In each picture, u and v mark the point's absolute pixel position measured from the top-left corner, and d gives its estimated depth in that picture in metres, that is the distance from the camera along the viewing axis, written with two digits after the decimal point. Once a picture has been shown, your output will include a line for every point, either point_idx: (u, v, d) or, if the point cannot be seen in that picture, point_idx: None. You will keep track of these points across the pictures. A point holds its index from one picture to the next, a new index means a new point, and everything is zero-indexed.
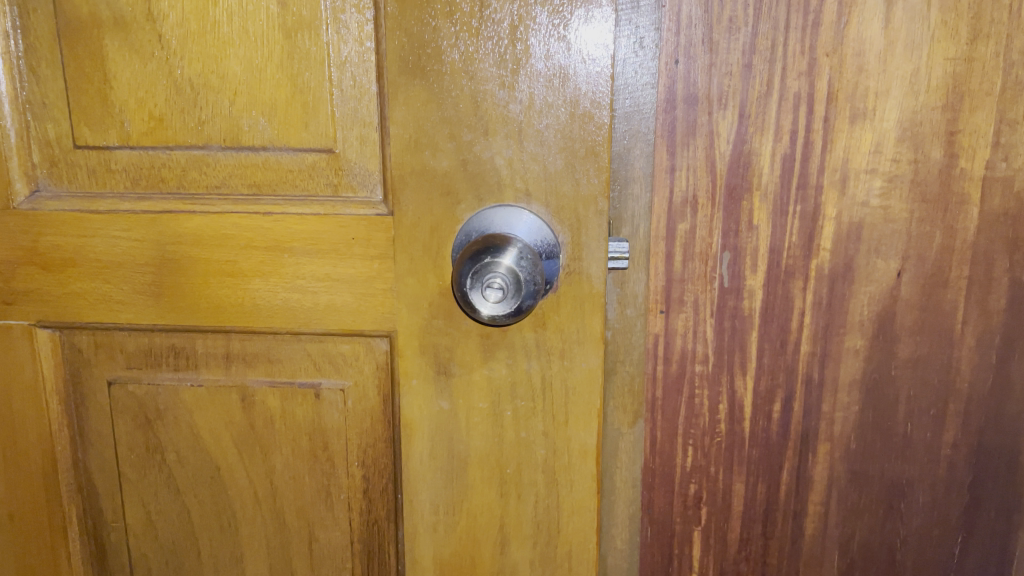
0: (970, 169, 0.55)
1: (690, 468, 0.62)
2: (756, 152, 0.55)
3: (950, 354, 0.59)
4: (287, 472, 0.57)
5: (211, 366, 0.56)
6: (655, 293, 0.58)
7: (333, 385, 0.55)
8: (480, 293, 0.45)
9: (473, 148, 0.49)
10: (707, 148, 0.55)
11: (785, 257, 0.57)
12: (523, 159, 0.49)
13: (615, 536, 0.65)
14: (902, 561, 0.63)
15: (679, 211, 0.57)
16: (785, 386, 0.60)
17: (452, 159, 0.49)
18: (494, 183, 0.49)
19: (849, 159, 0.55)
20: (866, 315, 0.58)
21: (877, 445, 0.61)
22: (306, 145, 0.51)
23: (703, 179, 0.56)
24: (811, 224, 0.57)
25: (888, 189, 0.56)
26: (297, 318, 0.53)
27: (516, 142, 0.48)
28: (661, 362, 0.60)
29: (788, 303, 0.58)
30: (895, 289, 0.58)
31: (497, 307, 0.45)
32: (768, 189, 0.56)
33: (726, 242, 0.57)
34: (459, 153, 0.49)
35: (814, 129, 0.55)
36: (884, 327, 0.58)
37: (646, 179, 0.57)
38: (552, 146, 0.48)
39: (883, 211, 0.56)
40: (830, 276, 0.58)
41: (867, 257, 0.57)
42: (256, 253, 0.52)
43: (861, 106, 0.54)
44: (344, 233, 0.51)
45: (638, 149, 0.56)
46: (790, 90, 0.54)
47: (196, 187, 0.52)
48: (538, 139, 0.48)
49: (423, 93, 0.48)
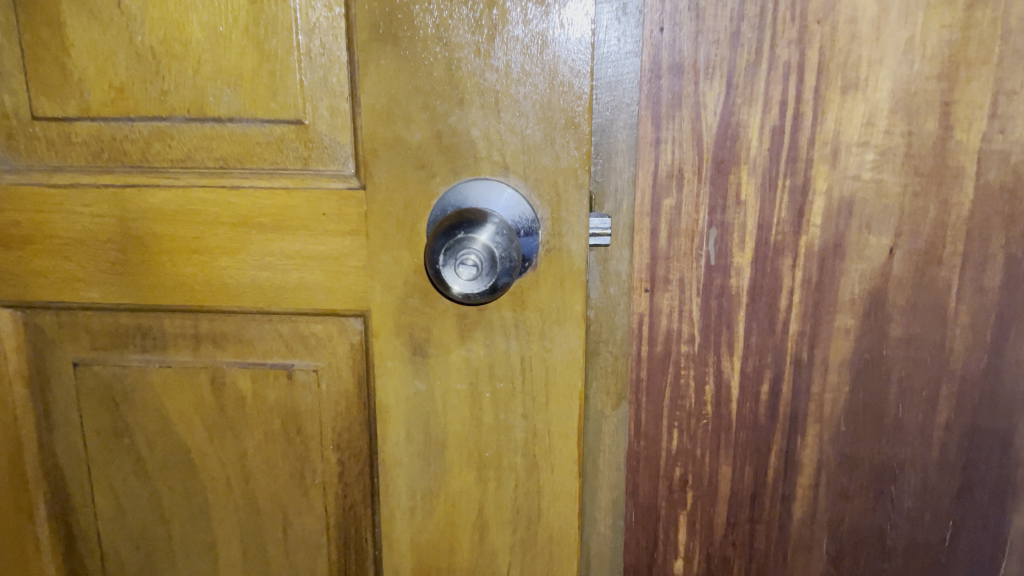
0: (966, 141, 0.53)
1: (676, 451, 0.60)
2: (744, 123, 0.53)
3: (943, 334, 0.57)
4: (260, 456, 0.56)
5: (180, 348, 0.54)
6: (639, 272, 0.57)
7: (306, 367, 0.54)
8: (452, 269, 0.43)
9: (448, 118, 0.47)
10: (693, 120, 0.53)
11: (774, 234, 0.55)
12: (500, 131, 0.47)
13: (598, 520, 0.64)
14: (892, 545, 0.62)
15: (665, 186, 0.55)
16: (773, 367, 0.58)
17: (425, 131, 0.47)
18: (471, 156, 0.47)
19: (840, 131, 0.53)
20: (857, 293, 0.56)
21: (868, 427, 0.59)
22: (274, 116, 0.49)
23: (689, 152, 0.54)
24: (801, 200, 0.55)
25: (880, 163, 0.54)
26: (268, 297, 0.51)
27: (493, 113, 0.46)
28: (645, 342, 0.58)
29: (776, 281, 0.56)
30: (886, 266, 0.56)
31: (470, 284, 0.43)
32: (756, 163, 0.54)
33: (713, 218, 0.55)
34: (433, 125, 0.47)
35: (805, 100, 0.53)
36: (875, 305, 0.57)
37: (630, 152, 0.55)
38: (530, 117, 0.46)
39: (875, 185, 0.54)
40: (820, 253, 0.56)
41: (858, 234, 0.55)
42: (224, 230, 0.50)
43: (853, 76, 0.52)
44: (315, 209, 0.49)
45: (621, 121, 0.54)
46: (780, 59, 0.52)
47: (161, 160, 0.50)
48: (516, 109, 0.46)
49: (394, 61, 0.46)
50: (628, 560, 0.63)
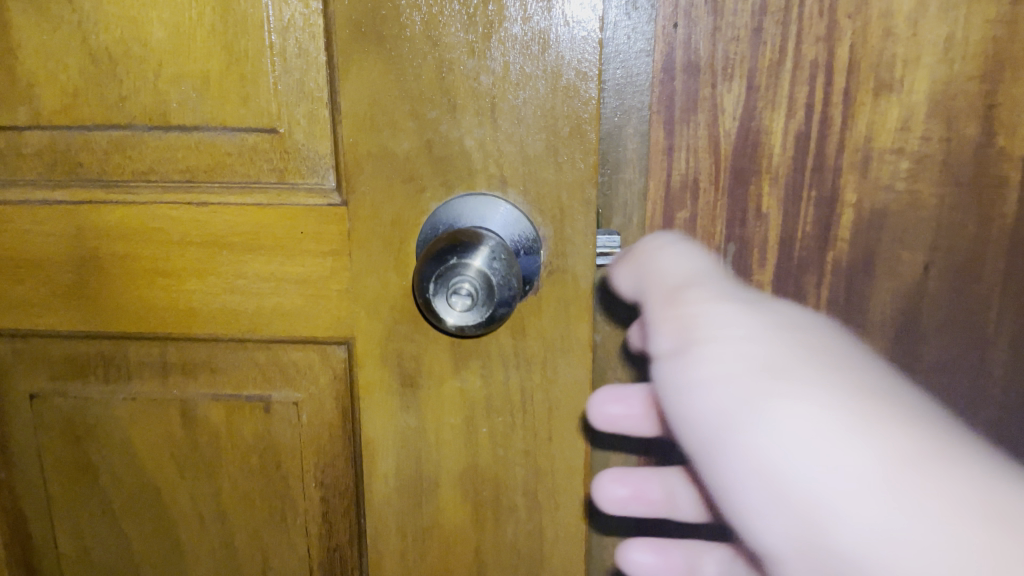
0: (1009, 148, 0.48)
1: None
2: (766, 129, 0.48)
3: (981, 358, 0.52)
4: (235, 495, 0.50)
5: (146, 378, 0.49)
6: None
7: (284, 399, 0.49)
8: (444, 299, 0.39)
9: (439, 126, 0.42)
10: (710, 125, 0.48)
11: (798, 249, 0.51)
12: (497, 140, 0.42)
13: (604, 558, 0.59)
14: None
15: (678, 198, 0.50)
16: None
17: (413, 140, 0.42)
18: (464, 168, 0.42)
19: (872, 136, 0.48)
20: (888, 313, 0.52)
21: None
22: (244, 124, 0.44)
23: (705, 161, 0.49)
24: (828, 212, 0.50)
25: (915, 171, 0.49)
26: (242, 323, 0.46)
27: (488, 121, 0.41)
28: None
29: (800, 300, 0.52)
30: (920, 285, 0.51)
31: (465, 316, 0.39)
32: (779, 172, 0.49)
33: (732, 232, 0.50)
34: (422, 134, 0.42)
35: (833, 103, 0.48)
36: (907, 326, 0.52)
37: (641, 161, 0.50)
38: (530, 124, 0.41)
39: (910, 196, 0.49)
40: (848, 270, 0.51)
41: (891, 248, 0.50)
42: (192, 250, 0.45)
43: (887, 76, 0.47)
44: (292, 227, 0.44)
45: (631, 127, 0.49)
46: (806, 57, 0.47)
47: (122, 172, 0.45)
48: (515, 116, 0.41)
49: (377, 62, 0.41)
50: None
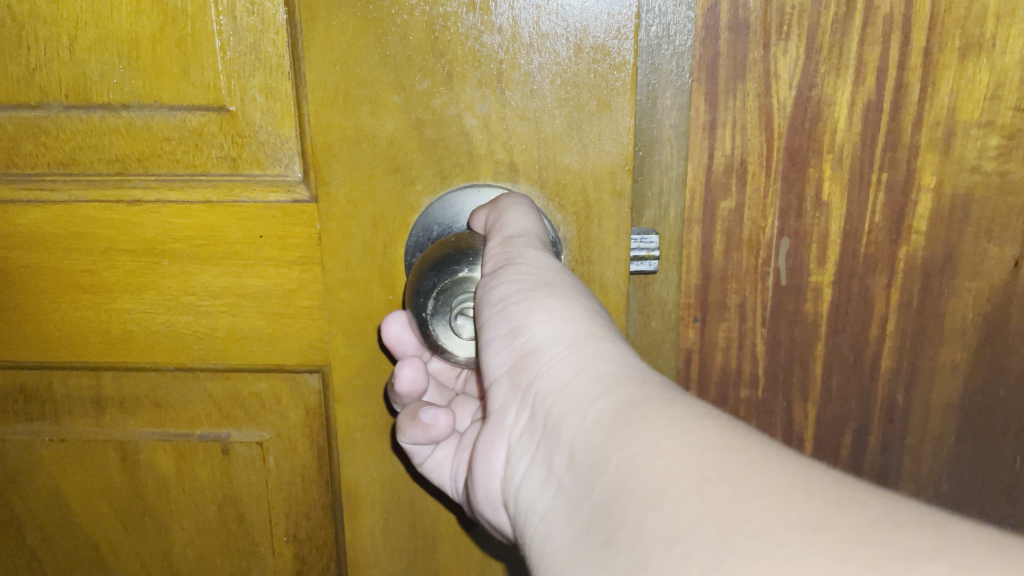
0: None
1: None
2: (829, 100, 0.40)
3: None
4: (190, 553, 0.42)
5: (77, 414, 0.40)
6: (688, 298, 0.44)
7: (245, 439, 0.39)
8: (447, 323, 0.31)
9: (432, 100, 0.32)
10: (761, 95, 0.40)
11: (865, 245, 0.42)
12: (505, 117, 0.33)
13: None
14: None
15: (722, 184, 0.41)
16: (859, 415, 0.45)
17: (399, 120, 0.33)
18: (464, 154, 0.33)
19: (957, 108, 0.40)
20: (970, 318, 0.43)
21: (976, 484, 0.46)
22: (184, 102, 0.34)
23: (755, 139, 0.40)
24: (900, 199, 0.41)
25: (1007, 150, 0.40)
26: (188, 350, 0.37)
27: (494, 93, 0.32)
28: (695, 386, 0.45)
29: (866, 305, 0.43)
30: (1009, 284, 0.42)
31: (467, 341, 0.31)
32: (844, 152, 0.40)
33: (786, 225, 0.42)
34: (409, 110, 0.33)
35: (911, 67, 0.39)
36: (993, 334, 0.43)
37: (679, 141, 0.41)
38: (549, 97, 0.32)
39: (1000, 178, 0.40)
40: (924, 269, 0.42)
41: (975, 242, 0.42)
42: (124, 260, 0.36)
43: (975, 33, 0.38)
44: (248, 230, 0.35)
45: (668, 98, 0.40)
46: (878, 10, 0.38)
47: (36, 164, 0.36)
48: (530, 86, 0.32)
49: (348, 20, 0.32)
50: None
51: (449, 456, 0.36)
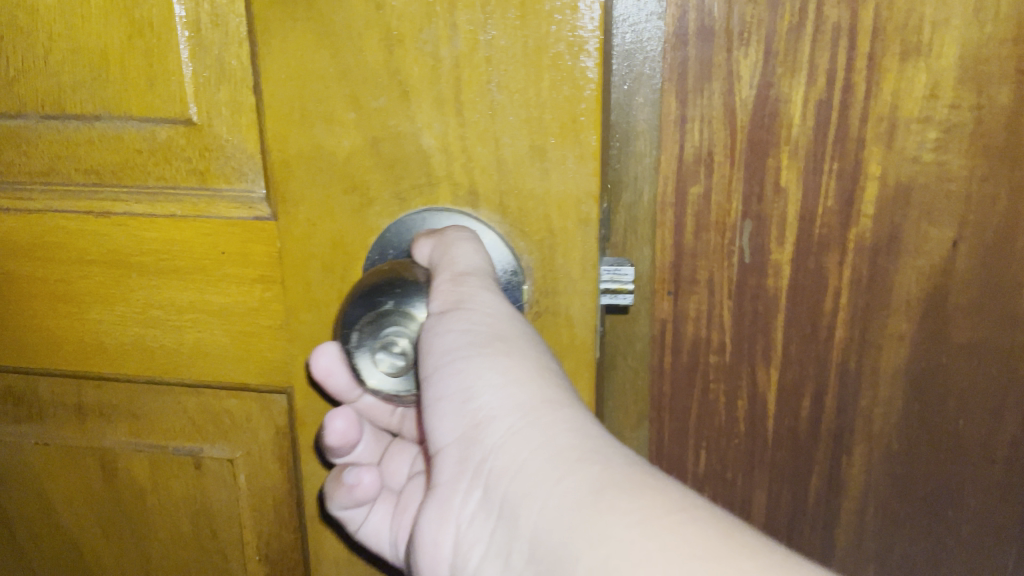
0: None
1: (704, 474, 0.54)
2: (785, 99, 0.44)
3: (1011, 335, 0.49)
4: (167, 564, 0.43)
5: (61, 420, 0.41)
6: (663, 271, 0.49)
7: (218, 455, 0.40)
8: (368, 356, 0.30)
9: (392, 122, 0.32)
10: (725, 94, 0.44)
11: (818, 225, 0.47)
12: (464, 136, 0.32)
13: None
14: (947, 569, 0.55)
15: (691, 170, 0.46)
16: (816, 378, 0.51)
17: (354, 136, 0.33)
18: (423, 175, 0.33)
19: (897, 105, 0.44)
20: (912, 292, 0.48)
21: (923, 441, 0.52)
22: (153, 115, 0.35)
23: (720, 133, 0.45)
24: (850, 186, 0.46)
25: (942, 143, 0.45)
26: (157, 362, 0.38)
27: (452, 111, 0.32)
28: (669, 351, 0.51)
29: (821, 281, 0.48)
30: (947, 262, 0.47)
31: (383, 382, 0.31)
32: (799, 144, 0.45)
33: (750, 209, 0.47)
34: (366, 126, 0.33)
35: (857, 69, 0.43)
36: (932, 308, 0.48)
37: (651, 133, 0.46)
38: (509, 118, 0.32)
39: (938, 167, 0.45)
40: (871, 248, 0.47)
41: (916, 224, 0.47)
42: (95, 271, 0.37)
43: (912, 40, 0.43)
44: (213, 246, 0.36)
45: (642, 97, 0.45)
46: (827, 21, 0.43)
47: (18, 173, 0.37)
48: (492, 106, 0.32)
49: (307, 37, 0.32)
50: None
51: (383, 523, 0.39)
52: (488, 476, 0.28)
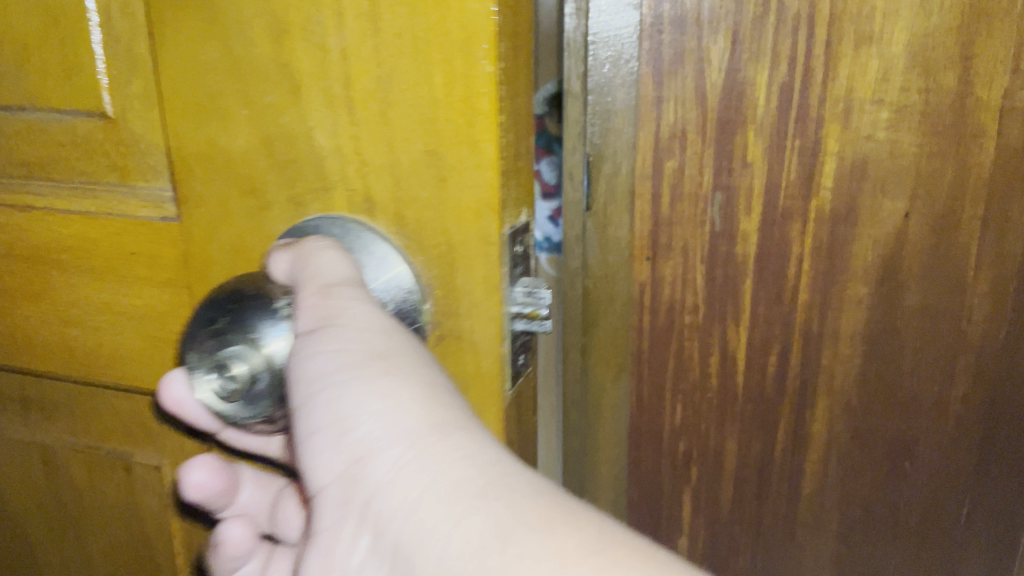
0: (987, 98, 0.47)
1: (680, 426, 0.59)
2: (750, 81, 0.49)
3: (959, 302, 0.51)
4: (105, 566, 0.42)
5: (9, 412, 0.42)
6: (642, 237, 0.54)
7: (146, 460, 0.39)
8: (204, 373, 0.28)
9: (286, 121, 0.29)
10: (697, 78, 0.50)
11: (783, 198, 0.51)
12: (355, 137, 0.29)
13: (600, 498, 0.64)
14: (905, 517, 0.58)
15: (667, 147, 0.52)
16: (782, 339, 0.55)
17: (249, 137, 0.30)
18: (315, 180, 0.30)
19: (853, 87, 0.48)
20: (869, 261, 0.52)
21: (881, 400, 0.55)
22: (68, 106, 0.34)
23: (693, 112, 0.50)
24: (811, 159, 0.50)
25: (896, 121, 0.48)
26: (79, 360, 0.38)
27: (342, 109, 0.28)
28: (648, 312, 0.57)
29: (786, 246, 0.52)
30: (902, 233, 0.50)
31: (221, 408, 0.28)
32: (764, 122, 0.50)
33: (718, 180, 0.52)
34: (257, 124, 0.30)
35: (816, 55, 0.48)
36: (888, 275, 0.52)
37: (630, 112, 0.52)
38: (397, 118, 0.28)
39: (891, 144, 0.49)
40: (831, 218, 0.51)
41: (874, 197, 0.50)
42: (24, 264, 0.37)
43: (867, 27, 0.47)
44: (122, 244, 0.35)
45: (620, 78, 0.51)
46: (788, 11, 0.48)
47: None
48: (382, 104, 0.28)
49: (189, 29, 0.29)
50: None
51: None
52: (375, 516, 0.25)
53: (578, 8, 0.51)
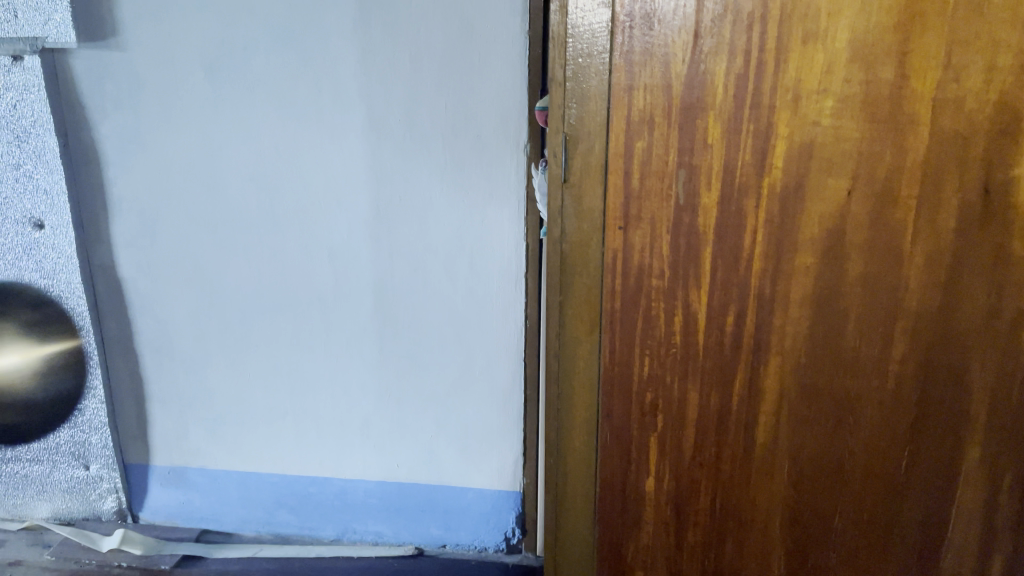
0: (921, 90, 0.58)
1: (647, 378, 0.68)
2: (711, 71, 0.59)
3: (898, 271, 0.62)
4: None
5: None
6: (614, 209, 0.64)
7: None
8: None
9: None
10: (664, 66, 0.60)
11: (738, 175, 0.61)
12: None
13: (574, 437, 0.72)
14: (851, 472, 0.68)
15: (637, 129, 0.62)
16: (738, 300, 0.65)
17: None
18: None
19: (801, 79, 0.59)
20: (817, 233, 0.62)
21: (827, 357, 0.65)
22: None
23: (660, 98, 0.61)
24: (765, 142, 0.60)
25: (839, 110, 0.59)
26: None
27: None
28: (619, 276, 0.66)
29: (741, 221, 0.62)
30: (845, 208, 0.61)
31: None
32: (723, 109, 0.60)
33: (682, 160, 0.62)
34: None
35: (767, 51, 0.58)
36: (833, 246, 0.62)
37: (604, 97, 0.62)
38: None
39: (833, 131, 0.59)
40: (781, 196, 0.61)
41: (819, 176, 0.61)
42: None
43: (813, 27, 0.57)
44: None
45: (595, 67, 0.61)
46: (745, 11, 0.58)
47: None
48: None
49: None
50: (604, 479, 0.72)
51: None
52: None
53: (561, 6, 0.62)
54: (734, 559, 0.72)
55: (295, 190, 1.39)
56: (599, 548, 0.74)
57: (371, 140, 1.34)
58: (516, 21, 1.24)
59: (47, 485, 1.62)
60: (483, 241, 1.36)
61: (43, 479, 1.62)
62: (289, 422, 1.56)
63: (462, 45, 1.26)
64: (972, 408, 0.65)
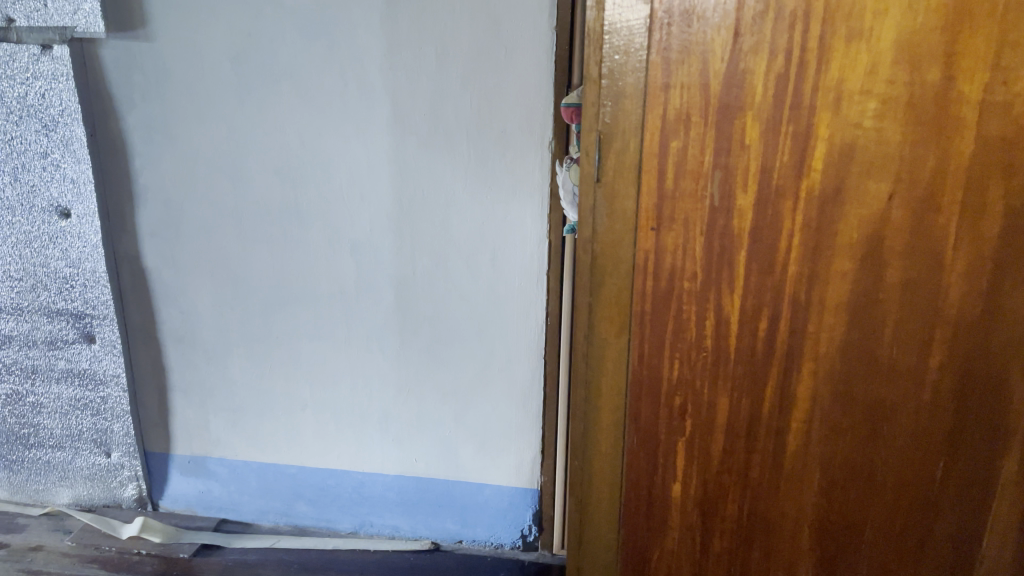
0: (968, 93, 0.56)
1: (677, 381, 0.67)
2: (750, 71, 0.58)
3: (939, 278, 0.60)
4: None
5: None
6: (647, 210, 0.63)
7: None
8: None
9: None
10: (702, 65, 0.58)
11: (776, 176, 0.60)
12: None
13: (601, 440, 0.71)
14: (883, 480, 0.66)
15: (673, 128, 0.60)
16: (772, 305, 0.63)
17: None
18: None
19: (844, 80, 0.57)
20: (856, 238, 0.61)
21: (862, 365, 0.63)
22: None
23: (697, 97, 0.59)
24: (804, 143, 0.59)
25: (881, 112, 0.57)
26: None
27: None
28: (650, 277, 0.64)
29: (778, 223, 0.61)
30: (884, 212, 0.59)
31: None
32: (762, 109, 0.59)
33: (718, 161, 0.60)
34: None
35: (809, 51, 0.57)
36: (871, 250, 0.61)
37: (640, 95, 0.60)
38: None
39: (875, 133, 0.58)
40: (819, 199, 0.60)
41: (859, 180, 0.59)
42: None
43: (857, 27, 0.56)
44: None
45: (631, 65, 0.60)
46: (786, 9, 0.56)
47: None
48: None
49: None
50: (630, 481, 0.71)
51: None
52: None
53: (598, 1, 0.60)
54: (761, 566, 0.71)
55: (319, 182, 1.39)
56: (622, 550, 0.73)
57: (396, 134, 1.33)
58: (545, 17, 1.22)
59: (69, 471, 1.62)
60: (506, 237, 1.35)
61: (65, 465, 1.62)
62: (309, 414, 1.56)
63: (489, 40, 1.25)
64: (1012, 419, 0.63)
